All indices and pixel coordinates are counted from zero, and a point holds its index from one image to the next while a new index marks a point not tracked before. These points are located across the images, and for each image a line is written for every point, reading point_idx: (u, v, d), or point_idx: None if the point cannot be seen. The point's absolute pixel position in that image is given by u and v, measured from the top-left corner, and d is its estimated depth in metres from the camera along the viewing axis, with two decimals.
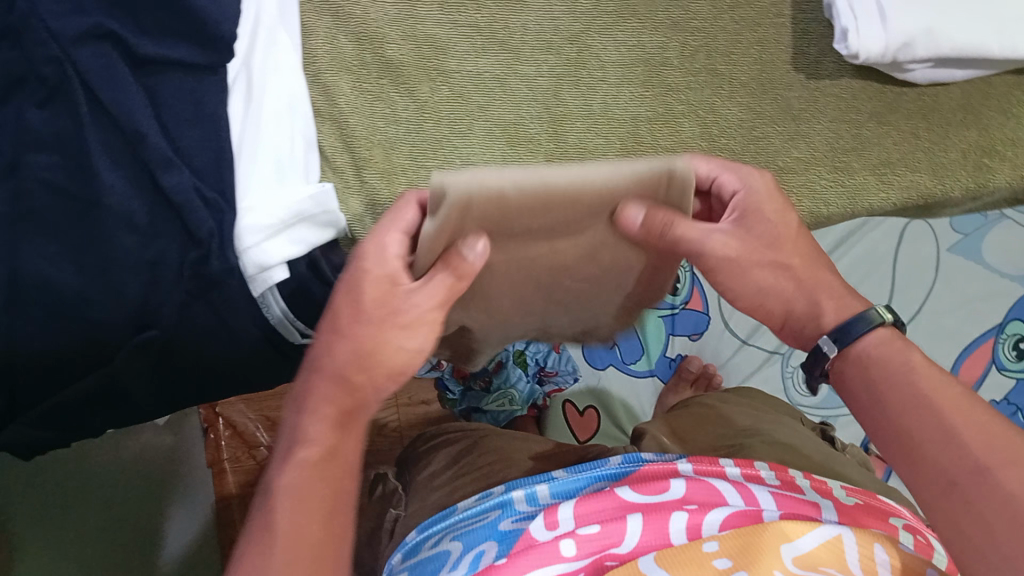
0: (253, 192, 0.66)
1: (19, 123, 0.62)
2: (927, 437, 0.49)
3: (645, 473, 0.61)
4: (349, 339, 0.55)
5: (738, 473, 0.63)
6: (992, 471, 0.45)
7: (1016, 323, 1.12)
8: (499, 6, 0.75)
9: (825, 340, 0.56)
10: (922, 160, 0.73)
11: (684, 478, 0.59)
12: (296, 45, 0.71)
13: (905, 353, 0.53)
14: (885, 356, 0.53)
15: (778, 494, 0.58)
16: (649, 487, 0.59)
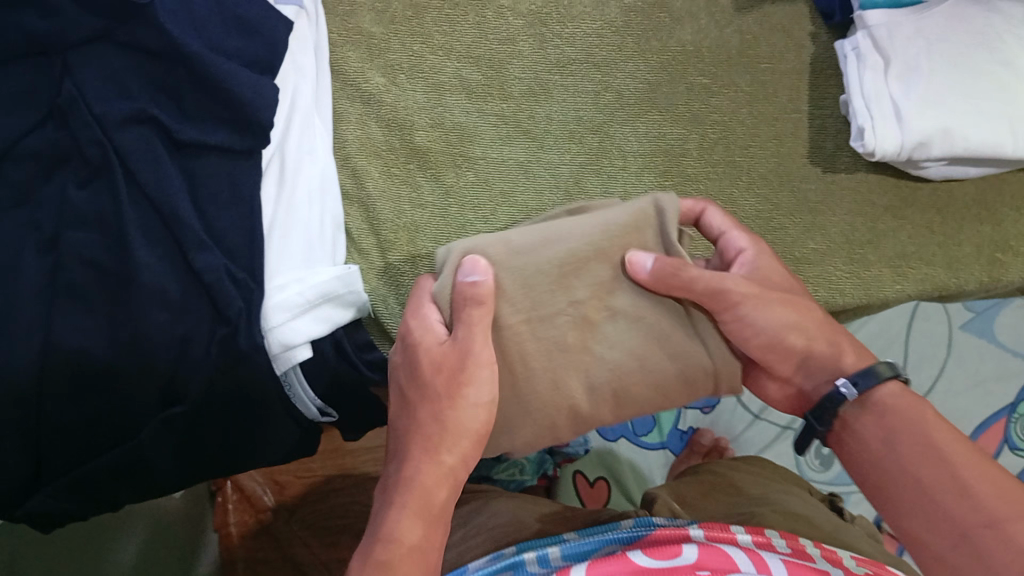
0: (283, 274, 0.69)
1: (63, 200, 0.66)
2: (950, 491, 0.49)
3: (659, 537, 0.58)
4: (464, 413, 0.55)
5: (751, 540, 0.59)
6: (1001, 523, 0.46)
7: None
8: (524, 97, 0.76)
9: (846, 382, 0.56)
10: (936, 254, 0.74)
11: (697, 543, 0.56)
12: (328, 132, 0.74)
13: (918, 407, 0.53)
14: (900, 409, 0.54)
15: (791, 561, 0.55)
16: (662, 552, 0.55)
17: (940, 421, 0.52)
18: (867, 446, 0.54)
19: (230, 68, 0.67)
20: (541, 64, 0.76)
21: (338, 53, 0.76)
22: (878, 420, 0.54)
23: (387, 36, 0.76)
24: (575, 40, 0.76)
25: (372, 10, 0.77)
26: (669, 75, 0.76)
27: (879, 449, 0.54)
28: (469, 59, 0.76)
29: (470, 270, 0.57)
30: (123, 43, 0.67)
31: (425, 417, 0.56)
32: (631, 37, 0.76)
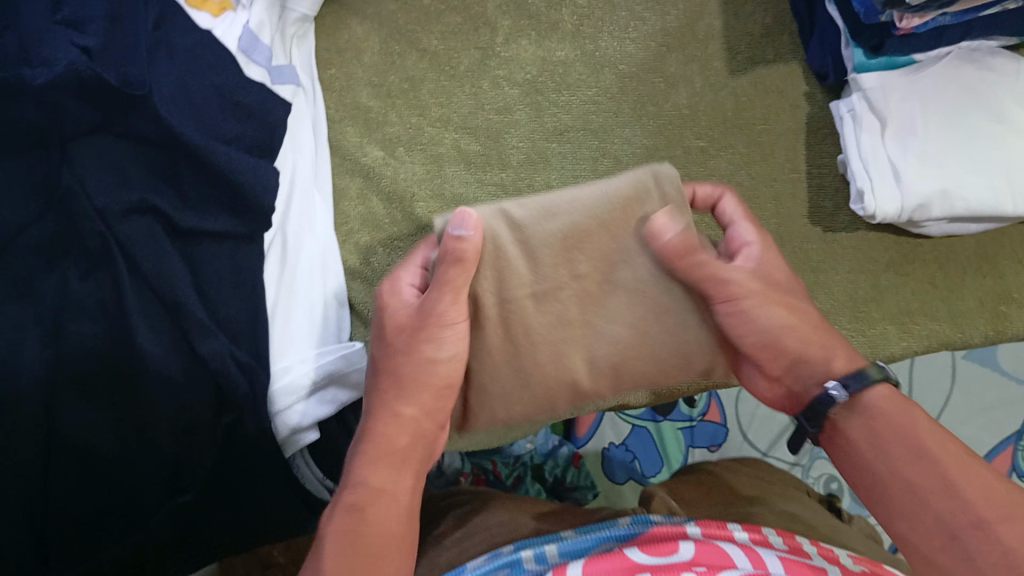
0: (287, 355, 0.69)
1: (62, 288, 0.64)
2: (927, 489, 0.44)
3: (654, 534, 0.55)
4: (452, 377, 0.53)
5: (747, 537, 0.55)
6: (989, 525, 0.41)
7: None
8: (523, 165, 0.76)
9: (835, 383, 0.48)
10: (940, 308, 0.74)
11: (693, 541, 0.53)
12: (328, 209, 0.74)
13: (912, 414, 0.46)
14: (890, 414, 0.46)
15: (789, 558, 0.50)
16: (659, 548, 0.52)
17: (926, 419, 0.46)
18: (853, 452, 0.47)
19: (231, 157, 0.67)
20: (539, 133, 0.76)
21: (337, 129, 0.76)
22: (864, 425, 0.47)
23: (384, 110, 0.76)
24: (572, 107, 0.76)
25: (367, 84, 0.77)
26: (667, 141, 0.76)
27: (864, 456, 0.47)
28: (467, 130, 0.76)
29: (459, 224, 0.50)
30: (120, 133, 0.66)
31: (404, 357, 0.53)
32: (627, 103, 0.76)
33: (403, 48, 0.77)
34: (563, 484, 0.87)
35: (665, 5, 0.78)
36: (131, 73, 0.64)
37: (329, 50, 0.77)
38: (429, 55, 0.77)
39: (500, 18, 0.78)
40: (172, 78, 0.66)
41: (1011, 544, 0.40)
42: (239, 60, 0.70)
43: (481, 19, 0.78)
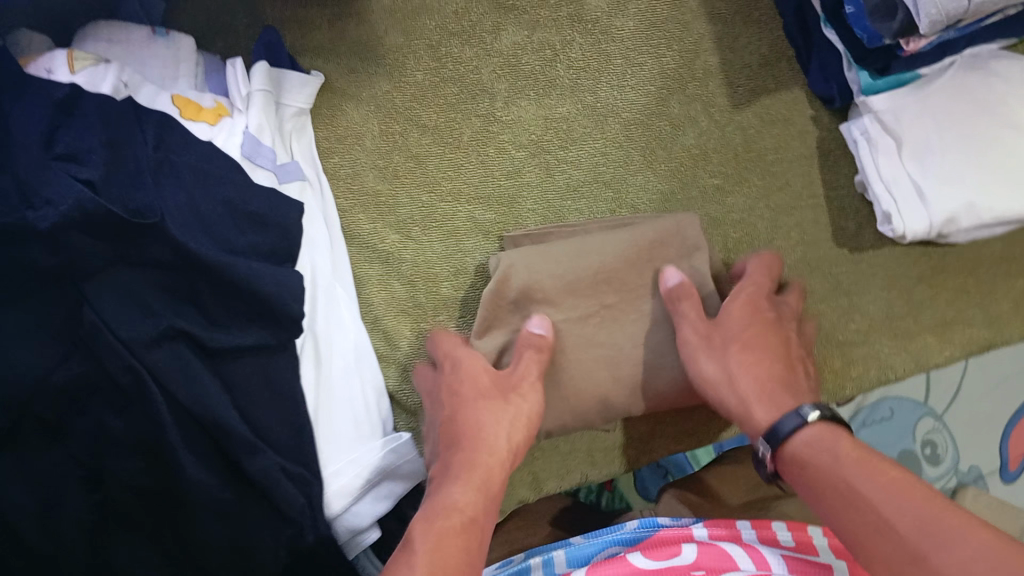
0: (336, 458, 0.68)
1: (99, 431, 0.62)
2: (871, 519, 0.44)
3: (662, 538, 0.57)
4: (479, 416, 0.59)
5: (754, 535, 0.57)
6: (928, 556, 0.40)
7: None
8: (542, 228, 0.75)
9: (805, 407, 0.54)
10: (977, 314, 0.74)
11: (696, 542, 0.55)
12: (353, 300, 0.73)
13: (833, 446, 0.50)
14: (817, 446, 0.51)
15: (790, 557, 0.52)
16: (660, 551, 0.54)
17: (848, 450, 0.50)
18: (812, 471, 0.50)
19: (253, 267, 0.65)
20: (553, 193, 0.75)
21: (349, 217, 0.75)
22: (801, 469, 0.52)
23: (394, 191, 0.75)
24: (582, 163, 0.75)
25: (372, 167, 0.75)
26: (682, 183, 0.75)
27: (825, 473, 0.49)
28: (480, 200, 0.75)
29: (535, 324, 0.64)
30: (136, 262, 0.63)
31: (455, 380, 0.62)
32: (636, 150, 0.75)
33: (404, 125, 0.76)
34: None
35: (660, 47, 0.77)
36: (139, 200, 0.61)
37: (330, 138, 0.76)
38: (430, 130, 0.76)
39: (496, 83, 0.77)
40: (185, 203, 0.64)
41: (942, 568, 0.39)
42: (245, 167, 0.68)
43: (478, 86, 0.76)
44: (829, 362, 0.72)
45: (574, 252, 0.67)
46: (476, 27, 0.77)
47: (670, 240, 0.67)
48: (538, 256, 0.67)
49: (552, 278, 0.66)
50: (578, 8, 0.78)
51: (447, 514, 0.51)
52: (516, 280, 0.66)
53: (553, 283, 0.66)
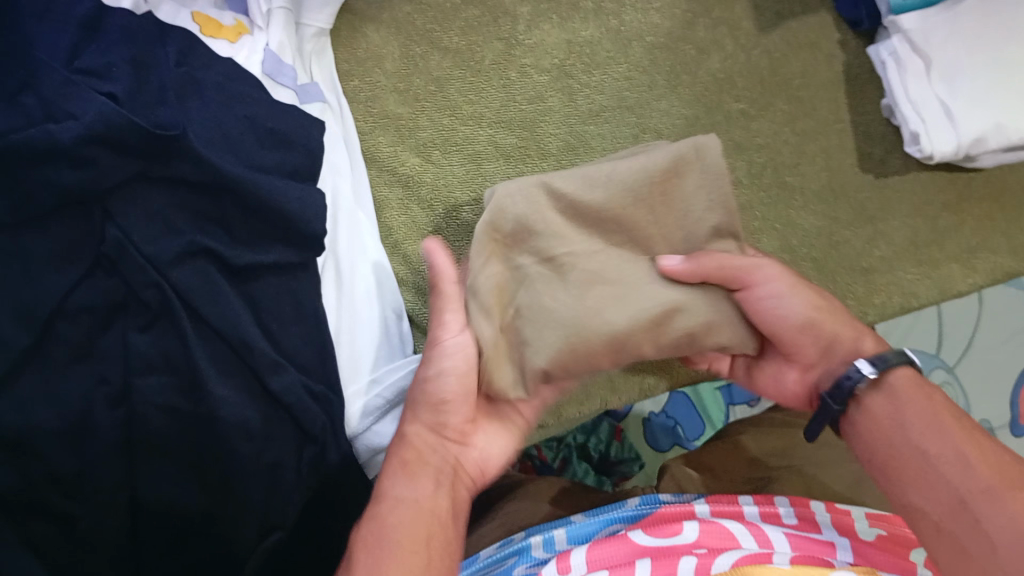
0: (358, 378, 0.67)
1: (123, 349, 0.59)
2: (942, 456, 0.44)
3: (661, 514, 0.50)
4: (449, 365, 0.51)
5: (757, 512, 0.51)
6: (995, 491, 0.41)
7: None
8: (564, 152, 0.74)
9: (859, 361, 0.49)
10: (1001, 242, 0.73)
11: (699, 519, 0.48)
12: (372, 225, 0.72)
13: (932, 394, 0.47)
14: (910, 391, 0.48)
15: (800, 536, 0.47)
16: (662, 529, 0.48)
17: (924, 410, 0.46)
18: (874, 422, 0.48)
19: (278, 186, 0.64)
20: (576, 117, 0.74)
21: (369, 140, 0.74)
22: (886, 401, 0.48)
23: (415, 115, 0.74)
24: (605, 87, 0.75)
25: (393, 90, 0.75)
26: (706, 108, 0.74)
27: (887, 424, 0.47)
28: (502, 124, 0.74)
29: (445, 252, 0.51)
30: (160, 178, 0.61)
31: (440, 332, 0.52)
32: (660, 75, 0.75)
33: (425, 48, 0.75)
34: (608, 459, 0.82)
35: None
36: (161, 116, 0.60)
37: (350, 61, 0.75)
38: (452, 53, 0.75)
39: (519, 6, 0.76)
40: (208, 119, 0.63)
41: (1012, 513, 0.40)
42: (265, 85, 0.68)
43: (501, 9, 0.76)
44: (854, 288, 0.71)
45: (587, 175, 0.50)
46: None
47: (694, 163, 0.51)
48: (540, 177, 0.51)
49: (558, 212, 0.50)
50: None
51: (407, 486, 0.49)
52: (513, 215, 0.50)
53: (559, 218, 0.50)
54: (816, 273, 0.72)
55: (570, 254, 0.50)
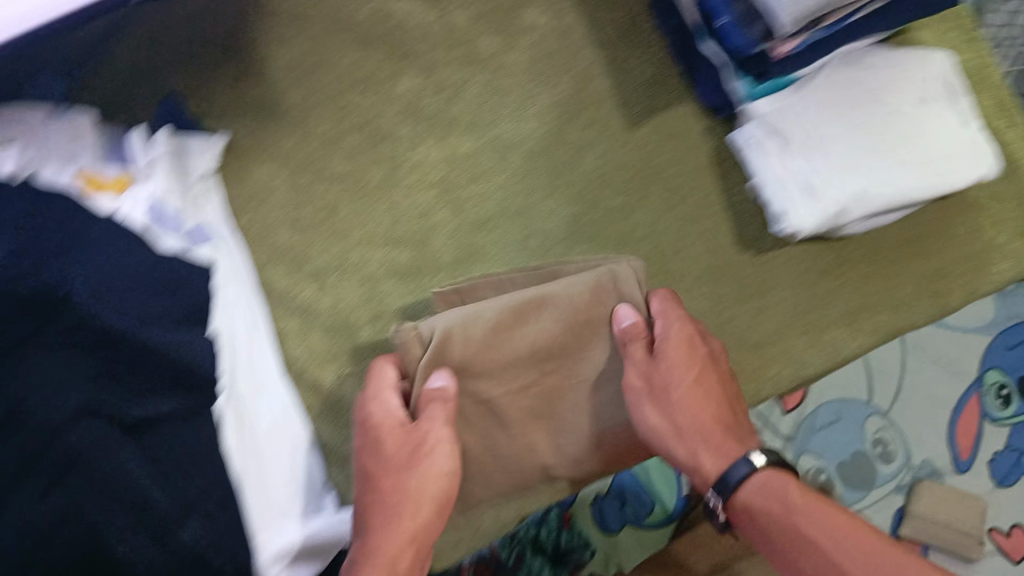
0: (264, 526, 0.66)
1: (16, 518, 0.53)
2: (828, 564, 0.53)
3: None
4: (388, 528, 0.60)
5: None
6: None
7: (997, 369, 0.92)
8: (456, 264, 0.76)
9: (711, 494, 0.60)
10: (883, 301, 0.76)
11: None
12: (273, 359, 0.73)
13: (783, 495, 0.57)
14: (767, 500, 0.57)
15: None
16: None
17: (800, 495, 0.56)
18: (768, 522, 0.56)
19: (169, 336, 0.63)
20: (465, 228, 0.76)
21: (265, 273, 0.74)
22: (747, 518, 0.58)
23: (307, 243, 0.75)
24: (490, 196, 0.77)
25: (285, 222, 0.75)
26: (590, 204, 0.77)
27: (781, 524, 0.56)
28: (394, 243, 0.76)
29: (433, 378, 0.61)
30: (53, 336, 0.58)
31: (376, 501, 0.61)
32: (541, 180, 0.77)
33: (311, 177, 0.76)
34: (561, 548, 0.84)
35: (555, 77, 0.78)
36: (49, 273, 0.59)
37: (238, 197, 0.75)
38: (338, 179, 0.76)
39: (399, 128, 0.77)
40: (95, 270, 0.61)
41: None
42: (149, 236, 0.68)
43: (381, 132, 0.77)
44: (746, 365, 0.74)
45: (513, 313, 0.62)
46: (376, 74, 0.77)
47: (609, 289, 0.64)
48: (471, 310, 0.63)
49: (484, 325, 0.62)
50: (470, 48, 0.77)
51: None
52: (490, 360, 0.63)
53: (481, 330, 0.62)
54: None
55: (503, 393, 0.65)
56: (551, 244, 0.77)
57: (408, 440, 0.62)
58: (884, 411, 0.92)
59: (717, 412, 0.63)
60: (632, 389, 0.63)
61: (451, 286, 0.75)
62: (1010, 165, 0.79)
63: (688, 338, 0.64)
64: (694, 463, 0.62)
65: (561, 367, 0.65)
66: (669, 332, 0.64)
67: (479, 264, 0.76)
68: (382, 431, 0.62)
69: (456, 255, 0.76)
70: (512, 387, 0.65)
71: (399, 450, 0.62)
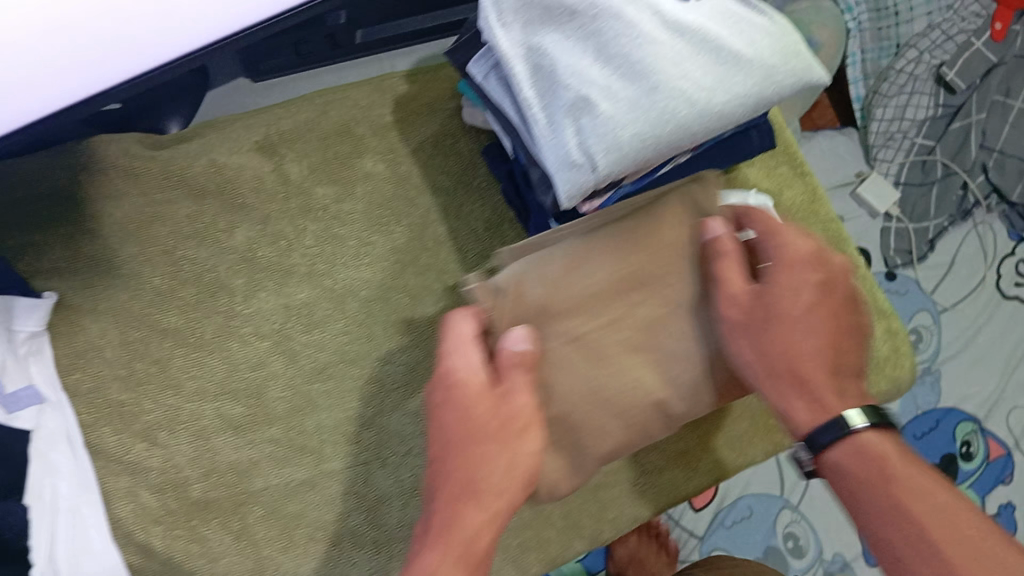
0: None
1: None
2: (930, 521, 0.53)
3: None
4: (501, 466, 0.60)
5: None
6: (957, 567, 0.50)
7: (963, 426, 1.23)
8: (290, 413, 0.76)
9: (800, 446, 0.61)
10: (718, 438, 0.78)
11: None
12: (101, 522, 0.72)
13: (874, 454, 0.57)
14: (865, 460, 0.57)
15: None
16: None
17: (900, 456, 0.57)
18: (861, 485, 0.56)
19: None
20: (300, 377, 0.76)
21: (94, 433, 0.74)
22: (843, 473, 0.58)
23: (138, 400, 0.75)
24: (326, 344, 0.77)
25: (116, 379, 0.75)
26: (425, 350, 0.78)
27: (874, 486, 0.56)
28: (226, 396, 0.75)
29: (514, 341, 0.63)
30: None
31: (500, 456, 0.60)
32: (379, 326, 0.78)
33: (143, 332, 0.76)
34: None
35: (391, 224, 0.79)
36: None
37: (68, 356, 0.74)
38: (172, 333, 0.76)
39: (234, 279, 0.77)
40: None
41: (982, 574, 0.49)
42: None
43: (216, 284, 0.77)
44: (584, 510, 0.77)
45: (567, 264, 0.68)
46: (211, 227, 0.77)
47: (682, 212, 0.69)
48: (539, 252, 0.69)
49: (545, 262, 0.68)
50: (306, 198, 0.78)
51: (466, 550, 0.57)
52: (564, 296, 0.67)
53: (547, 266, 0.68)
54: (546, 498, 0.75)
55: (599, 326, 0.67)
56: (389, 389, 0.77)
57: (496, 408, 0.60)
58: (796, 504, 1.19)
59: (834, 344, 0.61)
60: (731, 321, 0.63)
61: (286, 435, 0.75)
62: None
63: (815, 257, 0.62)
64: (786, 410, 0.60)
65: (654, 284, 0.68)
66: (794, 243, 0.62)
67: (315, 413, 0.76)
68: (469, 385, 0.61)
69: (291, 405, 0.76)
70: (598, 319, 0.67)
71: (514, 413, 0.61)
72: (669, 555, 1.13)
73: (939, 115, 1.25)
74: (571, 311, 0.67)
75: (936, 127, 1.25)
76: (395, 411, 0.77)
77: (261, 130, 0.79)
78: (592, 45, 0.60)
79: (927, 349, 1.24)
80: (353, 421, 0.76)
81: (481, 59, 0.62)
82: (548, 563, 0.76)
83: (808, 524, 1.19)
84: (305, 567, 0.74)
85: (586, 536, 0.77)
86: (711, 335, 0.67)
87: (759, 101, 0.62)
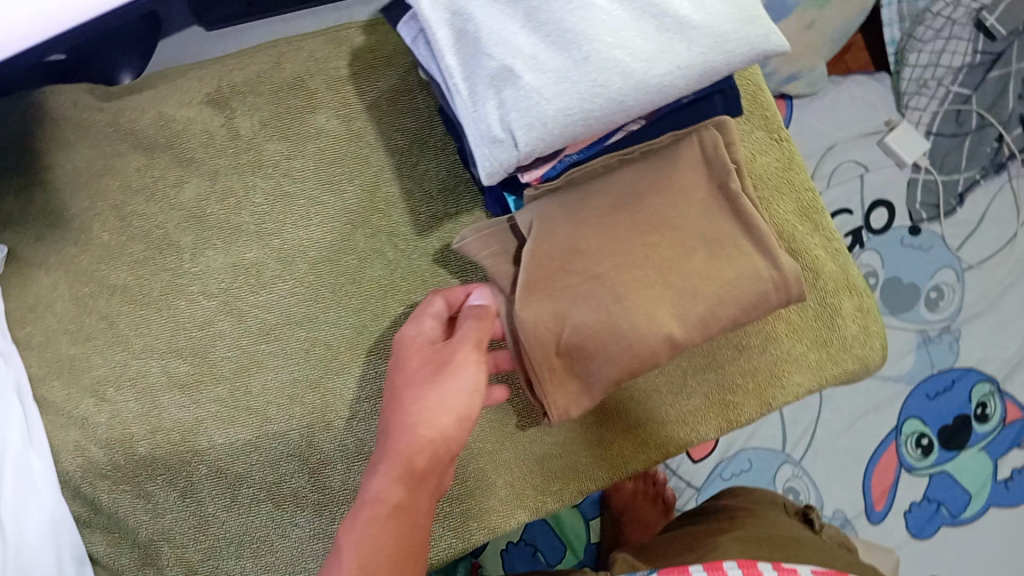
0: None
1: None
2: None
3: None
4: (413, 407, 0.60)
5: None
6: None
7: (980, 385, 1.15)
8: (236, 372, 0.75)
9: None
10: (671, 413, 0.76)
11: None
12: (48, 470, 0.73)
13: None
14: None
15: None
16: None
17: None
18: None
19: None
20: (246, 337, 0.76)
21: (44, 386, 0.75)
22: None
23: (86, 354, 0.75)
24: (273, 305, 0.76)
25: (65, 333, 0.75)
26: (374, 314, 0.76)
27: None
28: (173, 353, 0.75)
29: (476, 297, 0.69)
30: None
31: (422, 393, 0.60)
32: (326, 288, 0.76)
33: (92, 288, 0.76)
34: None
35: (341, 183, 0.77)
36: None
37: (22, 309, 0.76)
38: (120, 289, 0.76)
39: (182, 236, 0.76)
40: None
41: None
42: None
43: (165, 241, 0.76)
44: (530, 480, 0.74)
45: (617, 199, 0.68)
46: (159, 182, 0.76)
47: (689, 170, 0.69)
48: (585, 190, 0.68)
49: (590, 200, 0.68)
50: (256, 153, 0.76)
51: (378, 484, 0.57)
52: (558, 255, 0.67)
53: (593, 202, 0.68)
54: (491, 466, 0.74)
55: (573, 295, 0.66)
56: (336, 351, 0.76)
57: (431, 359, 0.63)
58: (797, 461, 1.14)
59: None
60: None
61: (231, 395, 0.75)
62: (814, 271, 0.77)
63: None
64: None
65: (658, 261, 0.67)
66: None
67: (260, 374, 0.75)
68: (412, 345, 0.65)
69: (236, 365, 0.75)
70: (620, 259, 0.66)
71: (459, 356, 0.62)
72: (664, 505, 1.11)
73: (977, 63, 1.14)
74: (572, 289, 0.66)
75: (973, 76, 1.14)
76: (340, 373, 0.75)
77: (211, 82, 0.76)
78: (522, 9, 0.55)
79: (947, 309, 1.16)
80: (298, 383, 0.75)
81: (412, 21, 0.59)
82: (490, 532, 0.73)
83: (809, 479, 1.13)
84: (249, 527, 0.74)
85: (531, 507, 0.74)
86: (688, 323, 0.67)
87: (708, 72, 0.56)
